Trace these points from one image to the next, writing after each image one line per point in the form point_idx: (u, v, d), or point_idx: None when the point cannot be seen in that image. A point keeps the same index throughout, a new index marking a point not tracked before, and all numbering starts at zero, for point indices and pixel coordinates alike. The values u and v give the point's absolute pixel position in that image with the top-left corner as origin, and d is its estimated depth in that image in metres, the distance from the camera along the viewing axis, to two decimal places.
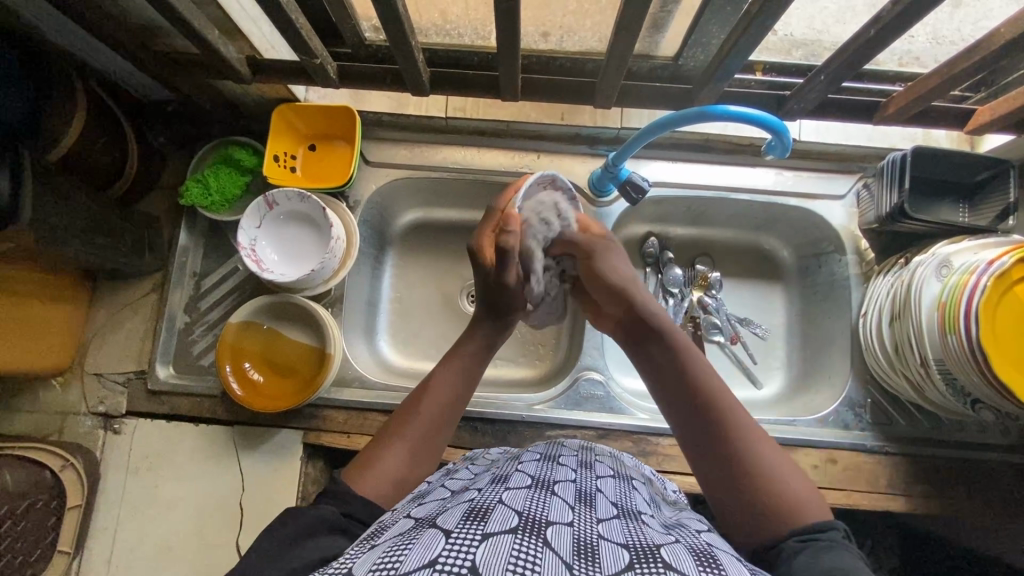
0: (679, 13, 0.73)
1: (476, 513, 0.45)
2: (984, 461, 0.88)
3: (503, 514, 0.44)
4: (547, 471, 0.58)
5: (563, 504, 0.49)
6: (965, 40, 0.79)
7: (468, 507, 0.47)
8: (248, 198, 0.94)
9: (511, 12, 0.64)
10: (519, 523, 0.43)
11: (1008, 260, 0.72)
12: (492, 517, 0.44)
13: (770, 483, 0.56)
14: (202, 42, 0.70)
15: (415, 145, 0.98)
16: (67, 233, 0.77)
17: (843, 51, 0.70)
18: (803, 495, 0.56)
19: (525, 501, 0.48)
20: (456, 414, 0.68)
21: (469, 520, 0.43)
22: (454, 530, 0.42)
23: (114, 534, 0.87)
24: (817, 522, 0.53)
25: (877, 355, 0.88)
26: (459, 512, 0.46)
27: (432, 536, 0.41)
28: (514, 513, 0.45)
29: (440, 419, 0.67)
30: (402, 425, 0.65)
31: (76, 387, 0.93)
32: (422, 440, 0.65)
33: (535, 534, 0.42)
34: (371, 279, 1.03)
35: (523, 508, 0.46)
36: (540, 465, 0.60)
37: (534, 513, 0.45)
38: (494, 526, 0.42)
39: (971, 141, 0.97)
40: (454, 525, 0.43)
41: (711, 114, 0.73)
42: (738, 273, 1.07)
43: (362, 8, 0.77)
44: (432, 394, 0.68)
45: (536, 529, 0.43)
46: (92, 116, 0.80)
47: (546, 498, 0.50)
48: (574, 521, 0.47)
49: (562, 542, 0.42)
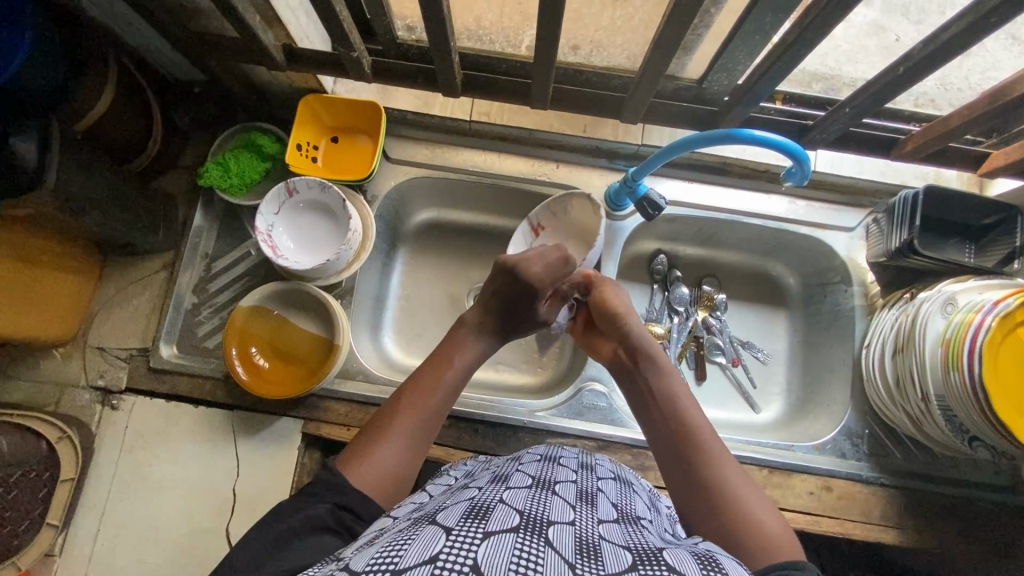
0: (709, 37, 0.75)
1: (477, 511, 0.45)
2: (976, 500, 0.89)
3: (504, 514, 0.45)
4: (548, 471, 0.58)
5: (564, 504, 0.50)
6: (971, 87, 0.88)
7: (468, 505, 0.47)
8: (267, 184, 0.95)
9: (552, 23, 0.65)
10: (521, 522, 0.43)
11: (1013, 302, 0.73)
12: (492, 516, 0.44)
13: (742, 510, 0.56)
14: (243, 27, 0.71)
15: (435, 145, 0.99)
16: (87, 205, 0.77)
17: (867, 88, 0.71)
18: (777, 529, 0.55)
19: (525, 501, 0.48)
20: (452, 403, 0.68)
21: (469, 518, 0.43)
22: (454, 529, 0.42)
23: (103, 511, 0.86)
24: (785, 557, 0.52)
25: (878, 387, 0.89)
26: (460, 510, 0.46)
27: (431, 533, 0.41)
28: (515, 512, 0.45)
29: (435, 409, 0.66)
30: (392, 419, 0.64)
31: (77, 358, 0.92)
32: (417, 426, 0.64)
33: (536, 535, 0.42)
34: (381, 275, 1.03)
35: (523, 508, 0.46)
36: (540, 465, 0.60)
37: (534, 513, 0.46)
38: (495, 526, 0.42)
39: (981, 185, 0.99)
40: (454, 523, 0.43)
41: (735, 137, 0.73)
42: (744, 297, 1.09)
43: (399, 7, 0.78)
44: (432, 387, 0.67)
45: (538, 529, 0.43)
46: (120, 89, 0.81)
47: (546, 497, 0.50)
48: (576, 520, 0.47)
49: (563, 541, 0.42)
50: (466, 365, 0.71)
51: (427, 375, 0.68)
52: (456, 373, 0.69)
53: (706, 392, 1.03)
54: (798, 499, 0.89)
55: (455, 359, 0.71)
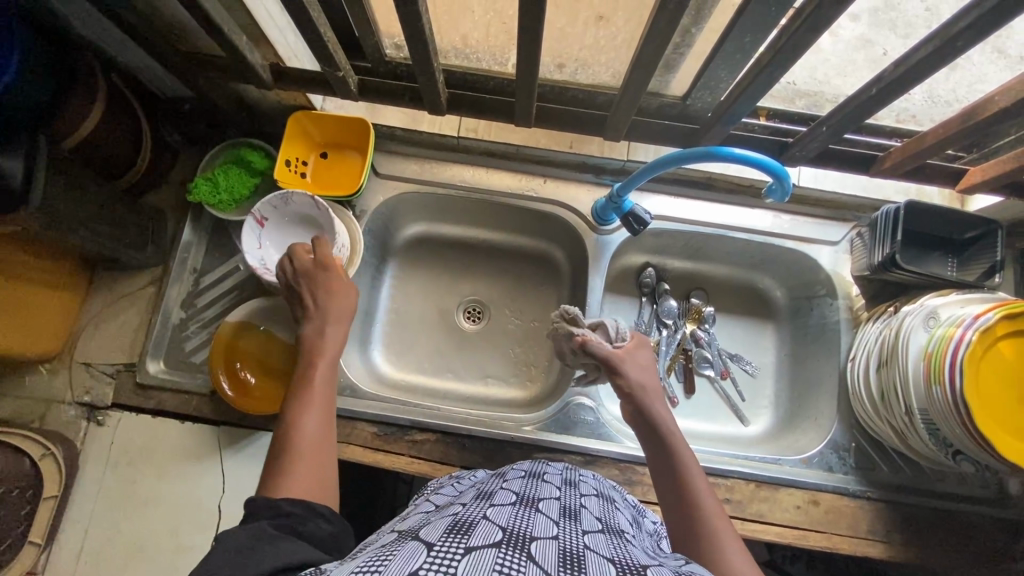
0: (691, 56, 0.76)
1: (459, 527, 0.45)
2: (963, 514, 0.89)
3: (486, 530, 0.45)
4: (532, 488, 0.58)
5: (547, 520, 0.50)
6: (958, 100, 0.88)
7: (452, 521, 0.47)
8: (256, 200, 0.96)
9: (533, 43, 0.66)
10: (503, 537, 0.44)
11: (994, 316, 0.74)
12: (475, 532, 0.44)
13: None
14: (230, 47, 0.72)
15: (424, 161, 1.00)
16: (74, 221, 0.77)
17: (844, 108, 0.72)
18: None
19: (508, 517, 0.48)
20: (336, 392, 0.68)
21: (452, 534, 0.43)
22: (436, 544, 0.42)
23: (86, 529, 0.85)
24: None
25: (864, 401, 0.90)
26: (442, 525, 0.46)
27: (412, 550, 0.41)
28: (497, 528, 0.45)
29: (327, 405, 0.65)
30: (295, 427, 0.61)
31: (62, 374, 0.92)
32: (314, 424, 0.63)
33: (518, 549, 0.42)
34: (369, 288, 1.04)
35: (506, 524, 0.46)
36: (525, 481, 0.60)
37: (517, 529, 0.46)
38: (478, 541, 0.42)
39: (961, 200, 1.00)
40: (436, 539, 0.43)
41: (716, 155, 0.74)
42: (732, 310, 1.09)
43: (386, 26, 0.79)
44: (311, 391, 0.66)
45: (520, 543, 0.43)
46: (110, 107, 0.82)
47: (530, 514, 0.50)
48: (560, 535, 0.47)
49: (546, 554, 0.42)
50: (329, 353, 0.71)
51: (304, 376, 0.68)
52: (329, 362, 0.70)
53: (695, 405, 1.04)
54: (785, 513, 0.89)
55: (321, 354, 0.70)
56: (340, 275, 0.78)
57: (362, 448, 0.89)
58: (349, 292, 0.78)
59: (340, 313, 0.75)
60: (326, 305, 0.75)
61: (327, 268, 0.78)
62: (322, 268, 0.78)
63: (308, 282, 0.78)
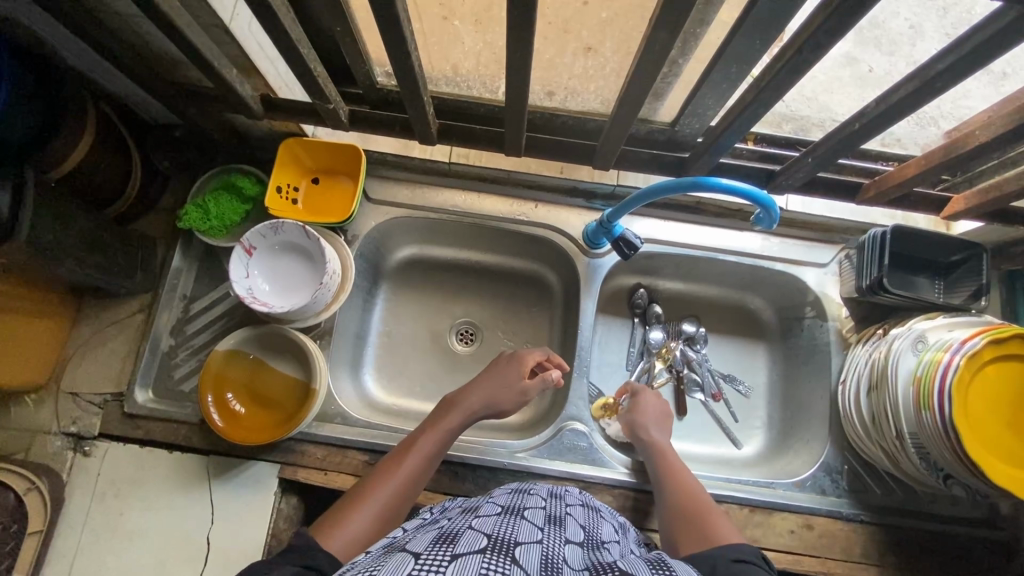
0: (679, 84, 0.77)
1: (445, 537, 0.45)
2: (955, 536, 0.90)
3: (472, 537, 0.45)
4: (518, 500, 0.59)
5: (532, 526, 0.50)
6: (946, 114, 0.91)
7: (437, 532, 0.47)
8: (247, 225, 0.95)
9: (522, 75, 0.67)
10: (488, 543, 0.44)
11: (981, 341, 0.74)
12: (460, 540, 0.44)
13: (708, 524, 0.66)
14: (220, 79, 0.72)
15: (416, 186, 1.01)
16: (64, 252, 0.77)
17: (827, 140, 0.74)
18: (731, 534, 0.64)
19: (493, 525, 0.49)
20: (428, 473, 0.73)
21: (438, 543, 0.44)
22: (423, 553, 0.42)
23: (72, 564, 0.83)
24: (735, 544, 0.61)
25: (855, 425, 0.90)
26: (429, 537, 0.46)
27: (400, 559, 0.41)
28: (482, 535, 0.46)
29: (414, 478, 0.71)
30: (374, 487, 0.68)
31: (49, 405, 0.90)
32: (389, 493, 0.68)
33: (503, 553, 0.43)
34: (361, 312, 1.03)
35: (491, 531, 0.47)
36: (511, 496, 0.61)
37: (502, 535, 0.46)
38: (463, 547, 0.43)
39: (945, 223, 1.02)
40: (423, 548, 0.43)
41: (703, 185, 0.75)
42: (724, 331, 1.10)
43: (376, 55, 0.79)
44: (405, 457, 0.72)
45: (505, 548, 0.44)
46: (99, 136, 0.82)
47: (515, 521, 0.51)
48: (543, 540, 0.48)
49: (529, 559, 0.43)
50: (443, 434, 0.76)
51: (408, 446, 0.74)
52: (438, 443, 0.75)
53: (688, 426, 1.04)
54: (779, 538, 0.88)
55: (432, 426, 0.77)
56: (521, 380, 0.83)
57: (353, 476, 0.88)
58: (514, 401, 0.82)
59: (493, 407, 0.81)
60: (478, 383, 0.82)
61: (504, 359, 0.87)
62: (513, 358, 0.86)
63: (490, 367, 0.86)
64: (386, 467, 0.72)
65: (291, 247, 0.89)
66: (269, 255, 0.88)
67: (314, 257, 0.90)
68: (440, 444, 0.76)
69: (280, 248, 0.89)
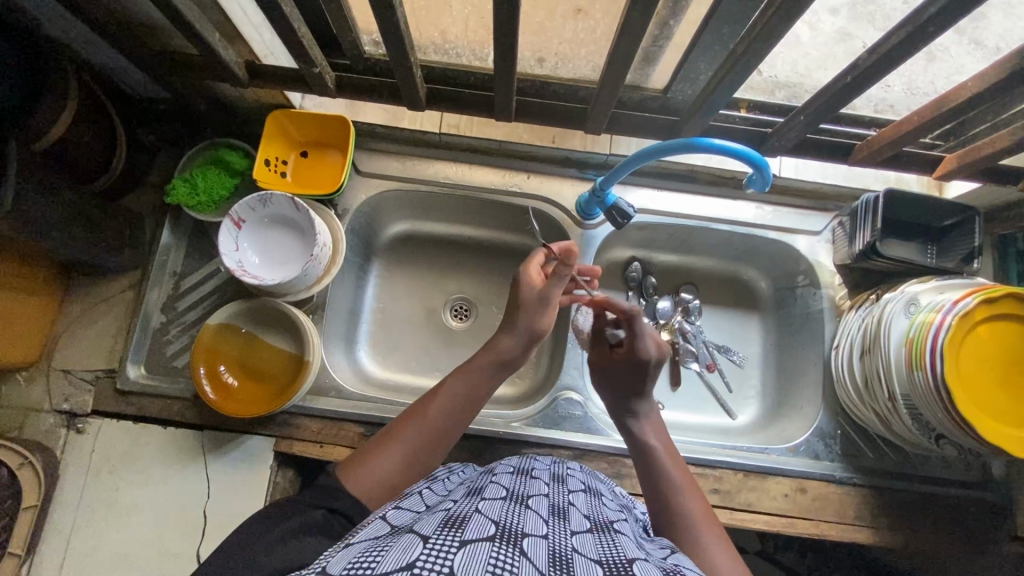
0: (670, 48, 0.76)
1: (453, 522, 0.44)
2: (947, 496, 0.91)
3: (480, 523, 0.45)
4: (522, 484, 0.58)
5: (537, 517, 0.49)
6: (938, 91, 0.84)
7: (444, 515, 0.47)
8: (236, 200, 0.94)
9: (510, 40, 0.67)
10: (497, 532, 0.43)
11: (972, 301, 0.74)
12: (468, 526, 0.44)
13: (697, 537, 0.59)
14: (204, 45, 0.71)
15: (407, 158, 1.00)
16: (47, 225, 0.75)
17: (819, 99, 0.73)
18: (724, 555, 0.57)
19: (500, 512, 0.48)
20: (466, 415, 0.68)
21: (446, 527, 0.43)
22: (431, 536, 0.41)
23: (69, 538, 0.83)
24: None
25: (849, 389, 0.90)
26: (436, 519, 0.46)
27: (408, 541, 0.40)
28: (490, 523, 0.45)
29: (447, 420, 0.66)
30: (403, 429, 0.65)
31: (41, 383, 0.90)
32: (420, 435, 0.65)
33: (512, 544, 0.42)
34: (354, 288, 1.03)
35: (498, 519, 0.46)
36: (515, 478, 0.60)
37: (509, 524, 0.46)
38: (471, 534, 0.42)
39: (938, 186, 1.02)
40: (431, 531, 0.42)
41: (696, 146, 0.74)
42: (718, 302, 1.10)
43: (363, 22, 0.78)
44: (439, 397, 0.67)
45: (513, 540, 0.43)
46: (82, 109, 0.80)
47: (520, 510, 0.50)
48: (549, 534, 0.47)
49: (536, 551, 0.42)
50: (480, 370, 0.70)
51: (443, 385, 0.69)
52: (476, 382, 0.69)
53: (683, 397, 1.04)
54: (773, 501, 0.89)
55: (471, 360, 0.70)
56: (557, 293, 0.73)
57: (349, 448, 0.88)
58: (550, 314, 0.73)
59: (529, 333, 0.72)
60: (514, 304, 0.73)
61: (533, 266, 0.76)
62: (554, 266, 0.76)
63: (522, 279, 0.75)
64: (418, 411, 0.67)
65: (279, 220, 0.88)
66: (257, 227, 0.87)
67: (303, 230, 0.89)
68: (479, 384, 0.70)
69: (269, 221, 0.88)
